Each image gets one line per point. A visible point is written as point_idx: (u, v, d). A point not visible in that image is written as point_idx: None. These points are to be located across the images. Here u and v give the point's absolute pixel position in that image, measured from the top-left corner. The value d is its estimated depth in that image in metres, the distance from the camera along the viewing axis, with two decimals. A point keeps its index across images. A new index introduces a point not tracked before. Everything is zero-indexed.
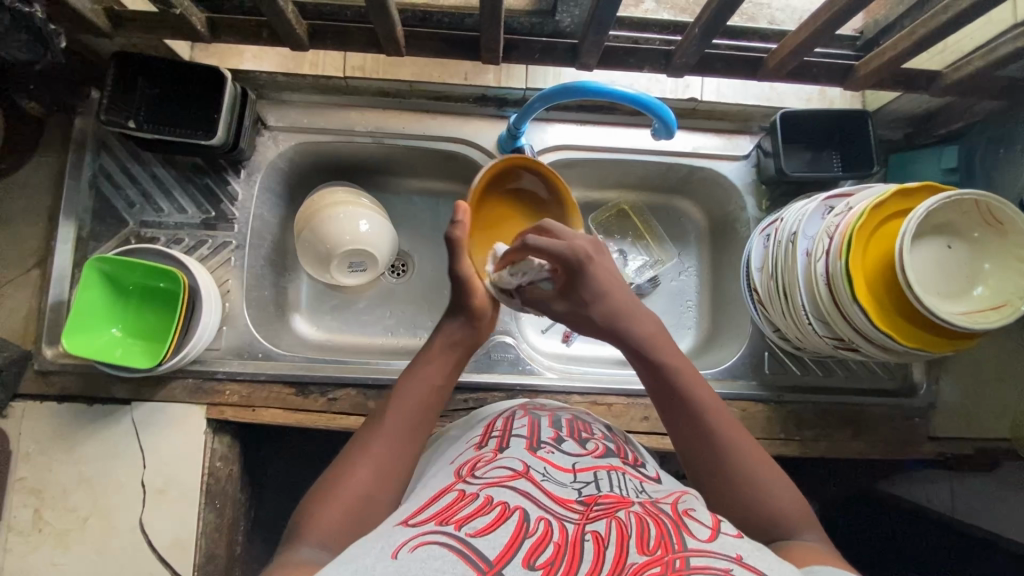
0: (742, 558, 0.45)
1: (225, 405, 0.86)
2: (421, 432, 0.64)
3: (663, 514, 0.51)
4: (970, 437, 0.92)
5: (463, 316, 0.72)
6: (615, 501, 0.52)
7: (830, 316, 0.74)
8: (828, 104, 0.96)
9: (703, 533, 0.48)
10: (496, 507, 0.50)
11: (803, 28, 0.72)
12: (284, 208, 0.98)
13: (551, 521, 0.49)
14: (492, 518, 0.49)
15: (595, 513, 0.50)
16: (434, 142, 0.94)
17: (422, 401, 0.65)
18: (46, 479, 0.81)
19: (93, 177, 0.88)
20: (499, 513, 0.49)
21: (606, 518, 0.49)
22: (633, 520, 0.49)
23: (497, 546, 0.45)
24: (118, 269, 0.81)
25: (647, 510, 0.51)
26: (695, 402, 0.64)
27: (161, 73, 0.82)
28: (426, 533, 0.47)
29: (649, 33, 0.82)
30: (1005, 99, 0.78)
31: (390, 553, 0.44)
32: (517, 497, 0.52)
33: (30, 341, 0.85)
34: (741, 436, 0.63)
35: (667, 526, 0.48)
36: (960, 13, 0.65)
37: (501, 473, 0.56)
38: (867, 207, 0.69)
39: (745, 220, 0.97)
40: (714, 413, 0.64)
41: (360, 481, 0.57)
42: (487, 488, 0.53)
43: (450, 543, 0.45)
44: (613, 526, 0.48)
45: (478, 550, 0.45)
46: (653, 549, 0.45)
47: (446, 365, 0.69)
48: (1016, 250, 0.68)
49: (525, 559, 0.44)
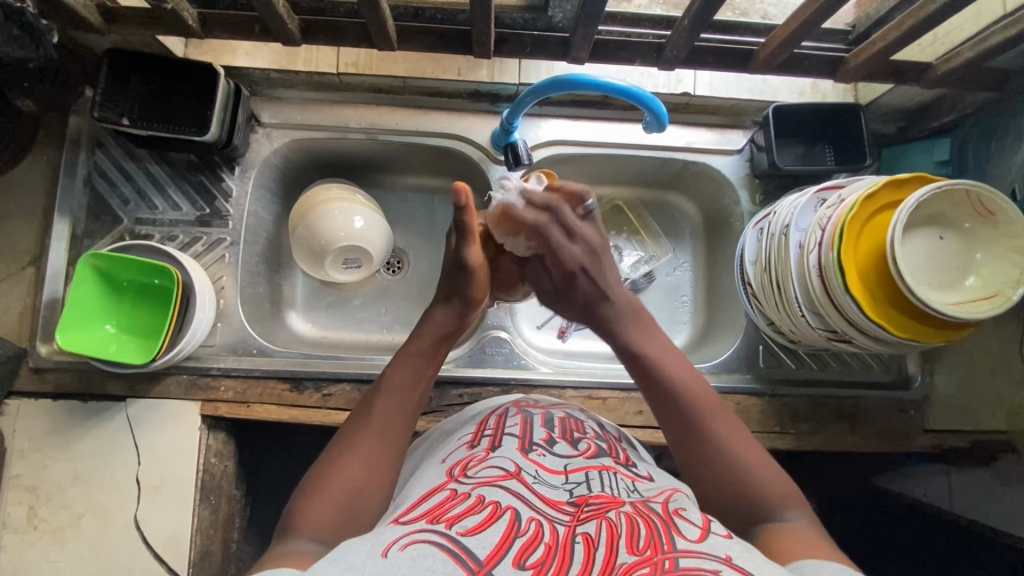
0: (732, 559, 0.45)
1: (220, 402, 0.86)
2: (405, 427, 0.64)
3: (653, 514, 0.51)
4: (965, 429, 0.92)
5: (457, 306, 0.72)
6: (606, 501, 0.52)
7: (822, 307, 0.74)
8: (820, 98, 0.97)
9: (693, 533, 0.48)
10: (487, 507, 0.50)
11: (791, 21, 0.73)
12: (278, 206, 0.98)
13: (542, 522, 0.49)
14: (484, 517, 0.49)
15: (586, 514, 0.50)
16: (428, 138, 0.94)
17: (410, 390, 0.66)
18: (41, 477, 0.81)
19: (87, 174, 0.88)
20: (491, 512, 0.49)
21: (597, 519, 0.49)
22: (623, 519, 0.49)
23: (488, 546, 0.45)
24: (111, 265, 0.81)
25: (638, 510, 0.51)
26: (677, 381, 0.67)
27: (155, 69, 0.82)
28: (417, 531, 0.47)
29: (642, 28, 0.82)
30: (995, 91, 0.78)
31: (380, 552, 0.44)
32: (509, 497, 0.52)
33: (25, 339, 0.85)
34: (720, 414, 0.65)
35: (657, 526, 0.48)
36: (947, 3, 0.65)
37: (493, 473, 0.56)
38: (859, 198, 0.69)
39: (739, 214, 0.98)
40: (695, 391, 0.66)
41: (349, 472, 0.57)
42: (479, 488, 0.53)
43: (440, 542, 0.45)
44: (603, 527, 0.48)
45: (469, 550, 0.45)
46: (643, 550, 0.45)
47: (432, 357, 0.70)
48: (1011, 239, 0.68)
49: (515, 558, 0.44)
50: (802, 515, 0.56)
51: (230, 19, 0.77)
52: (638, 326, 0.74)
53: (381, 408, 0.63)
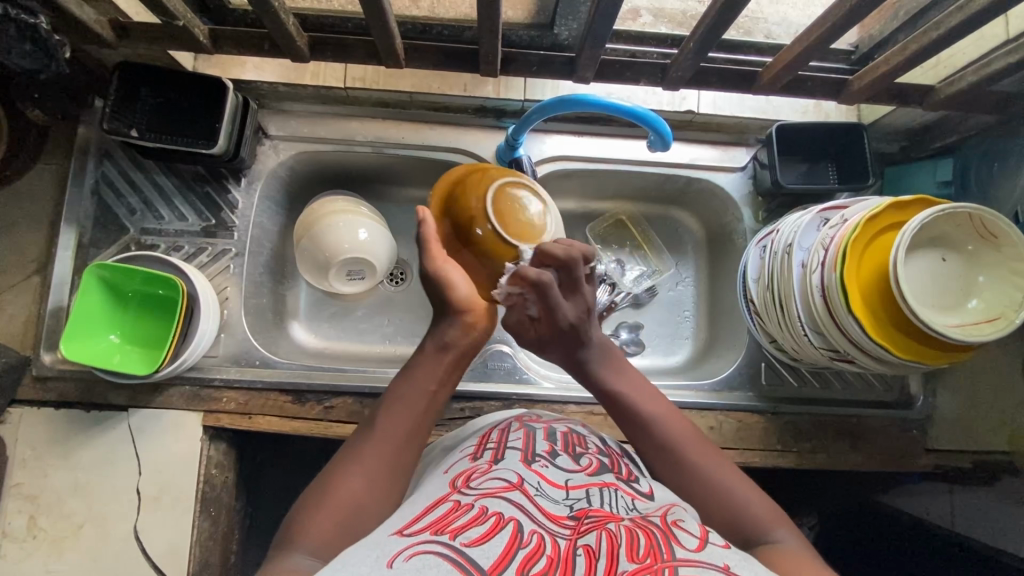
0: (731, 567, 0.45)
1: (222, 413, 0.86)
2: (415, 441, 0.63)
3: (653, 526, 0.50)
4: (966, 449, 0.92)
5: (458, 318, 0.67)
6: (605, 515, 0.53)
7: (826, 328, 0.74)
8: (824, 117, 0.97)
9: (693, 543, 0.48)
10: (490, 518, 0.50)
11: (797, 43, 0.73)
12: (284, 216, 0.98)
13: (544, 535, 0.49)
14: (486, 528, 0.49)
15: (586, 527, 0.51)
16: (433, 152, 0.95)
17: (414, 405, 0.64)
18: (42, 486, 0.81)
19: (95, 184, 0.89)
20: (493, 524, 0.49)
21: (597, 531, 0.49)
22: (624, 531, 0.49)
23: (491, 556, 0.45)
24: (117, 275, 0.82)
25: (637, 523, 0.51)
26: (652, 420, 0.67)
27: (165, 82, 0.83)
28: (421, 543, 0.47)
29: (646, 47, 0.84)
30: (998, 114, 0.79)
31: (386, 562, 0.44)
32: (512, 509, 0.52)
33: (29, 348, 0.85)
34: (713, 461, 0.64)
35: (656, 537, 0.48)
36: (949, 30, 0.66)
37: (496, 484, 0.56)
38: (863, 219, 0.69)
39: (742, 231, 0.98)
40: (674, 428, 0.67)
41: (354, 485, 0.57)
42: (482, 500, 0.53)
43: (444, 553, 0.45)
44: (603, 538, 0.48)
45: (472, 560, 0.45)
46: (643, 558, 0.45)
47: (441, 368, 0.67)
48: (1012, 262, 0.68)
49: (518, 568, 0.44)
50: (792, 536, 0.57)
51: (240, 35, 0.78)
52: (627, 374, 0.72)
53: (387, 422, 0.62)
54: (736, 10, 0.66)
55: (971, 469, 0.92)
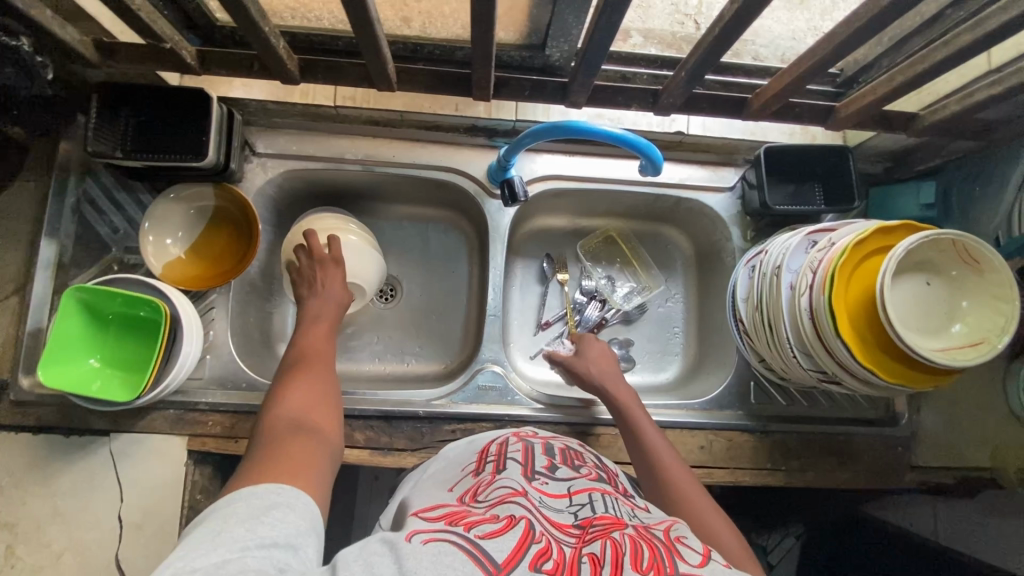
0: None
1: (207, 437, 0.85)
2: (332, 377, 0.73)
3: (656, 539, 0.51)
4: (950, 466, 0.94)
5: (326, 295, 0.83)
6: (609, 523, 0.52)
7: (814, 349, 0.75)
8: (810, 139, 0.99)
9: (694, 558, 0.48)
10: (503, 518, 0.50)
11: (786, 74, 0.75)
12: (272, 233, 0.97)
13: (551, 540, 0.48)
14: (500, 525, 0.49)
15: (591, 535, 0.50)
16: (422, 170, 0.94)
17: (317, 355, 0.75)
18: (19, 514, 0.78)
19: (76, 202, 0.86)
20: (507, 522, 0.49)
21: (601, 539, 0.48)
22: (627, 541, 0.48)
23: (506, 549, 0.45)
24: (98, 297, 0.79)
25: (640, 534, 0.51)
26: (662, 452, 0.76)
27: (146, 100, 0.81)
28: (437, 531, 0.48)
29: (637, 67, 0.86)
30: (979, 141, 0.81)
31: (403, 538, 0.46)
32: (522, 510, 0.52)
33: (6, 371, 0.83)
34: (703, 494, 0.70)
35: (660, 550, 0.48)
36: (933, 64, 0.68)
37: (504, 492, 0.56)
38: (849, 243, 0.70)
39: (731, 250, 0.99)
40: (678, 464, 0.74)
41: (286, 443, 0.59)
42: (495, 508, 0.52)
43: (459, 542, 0.46)
44: (608, 546, 0.47)
45: (487, 552, 0.45)
46: (648, 570, 0.44)
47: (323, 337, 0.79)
48: (995, 288, 0.70)
49: (532, 562, 0.44)
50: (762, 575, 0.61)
51: (227, 57, 0.77)
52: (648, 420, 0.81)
53: (294, 390, 0.68)
54: (728, 43, 0.67)
55: (954, 484, 0.94)
